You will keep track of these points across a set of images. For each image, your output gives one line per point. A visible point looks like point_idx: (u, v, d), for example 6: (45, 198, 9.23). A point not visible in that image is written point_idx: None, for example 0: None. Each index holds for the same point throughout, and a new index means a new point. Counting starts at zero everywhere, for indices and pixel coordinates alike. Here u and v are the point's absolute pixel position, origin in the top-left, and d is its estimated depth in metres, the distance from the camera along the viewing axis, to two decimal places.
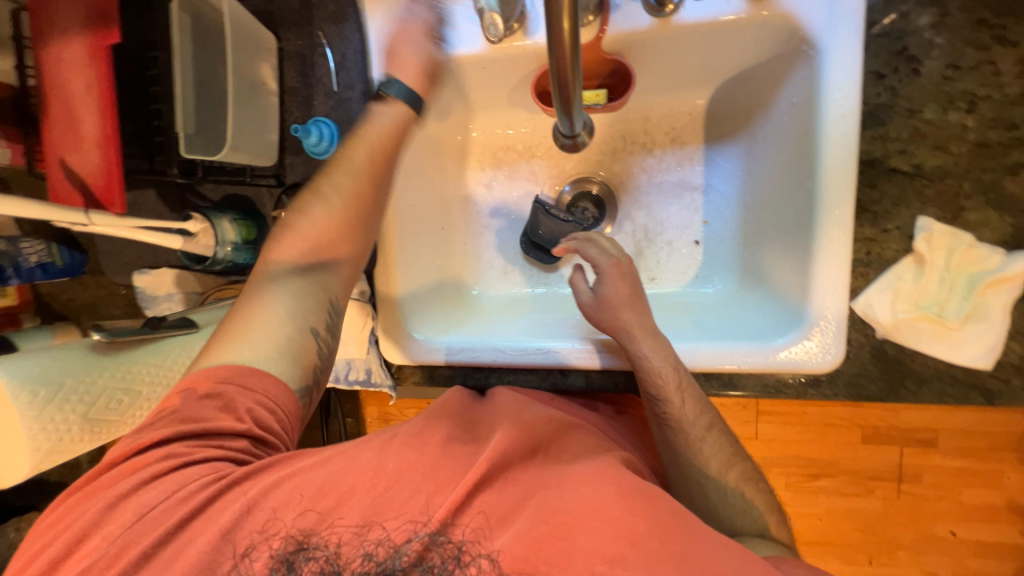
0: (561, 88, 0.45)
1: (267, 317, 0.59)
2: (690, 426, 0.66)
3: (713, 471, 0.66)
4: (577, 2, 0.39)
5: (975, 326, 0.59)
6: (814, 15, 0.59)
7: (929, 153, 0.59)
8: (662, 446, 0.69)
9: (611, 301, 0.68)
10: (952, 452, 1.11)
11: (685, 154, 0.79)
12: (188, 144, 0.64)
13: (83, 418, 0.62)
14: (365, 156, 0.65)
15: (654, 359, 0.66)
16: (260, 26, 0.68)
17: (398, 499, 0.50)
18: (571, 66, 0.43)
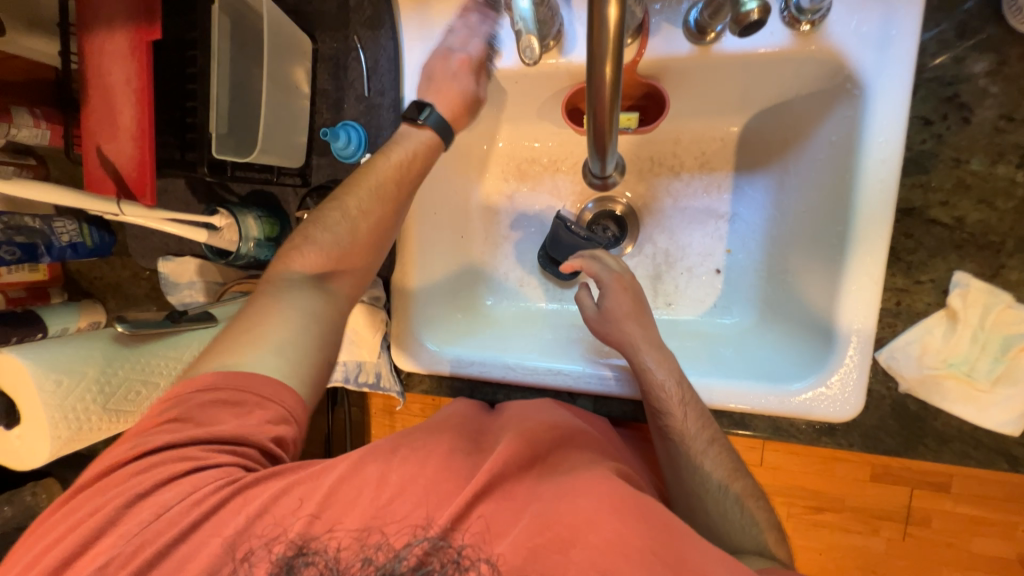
0: (596, 128, 0.45)
1: (282, 323, 0.60)
2: (694, 440, 0.64)
3: (714, 486, 0.64)
4: (623, 42, 0.37)
5: (1006, 389, 0.57)
6: (862, 54, 0.56)
7: (972, 207, 0.56)
8: (665, 460, 0.67)
9: (614, 314, 0.68)
10: (965, 499, 1.07)
11: (713, 180, 0.77)
12: (220, 145, 0.65)
13: (102, 407, 0.63)
14: (390, 172, 0.67)
15: (657, 371, 0.65)
16: (297, 30, 0.69)
17: (404, 507, 0.51)
18: (610, 105, 0.42)
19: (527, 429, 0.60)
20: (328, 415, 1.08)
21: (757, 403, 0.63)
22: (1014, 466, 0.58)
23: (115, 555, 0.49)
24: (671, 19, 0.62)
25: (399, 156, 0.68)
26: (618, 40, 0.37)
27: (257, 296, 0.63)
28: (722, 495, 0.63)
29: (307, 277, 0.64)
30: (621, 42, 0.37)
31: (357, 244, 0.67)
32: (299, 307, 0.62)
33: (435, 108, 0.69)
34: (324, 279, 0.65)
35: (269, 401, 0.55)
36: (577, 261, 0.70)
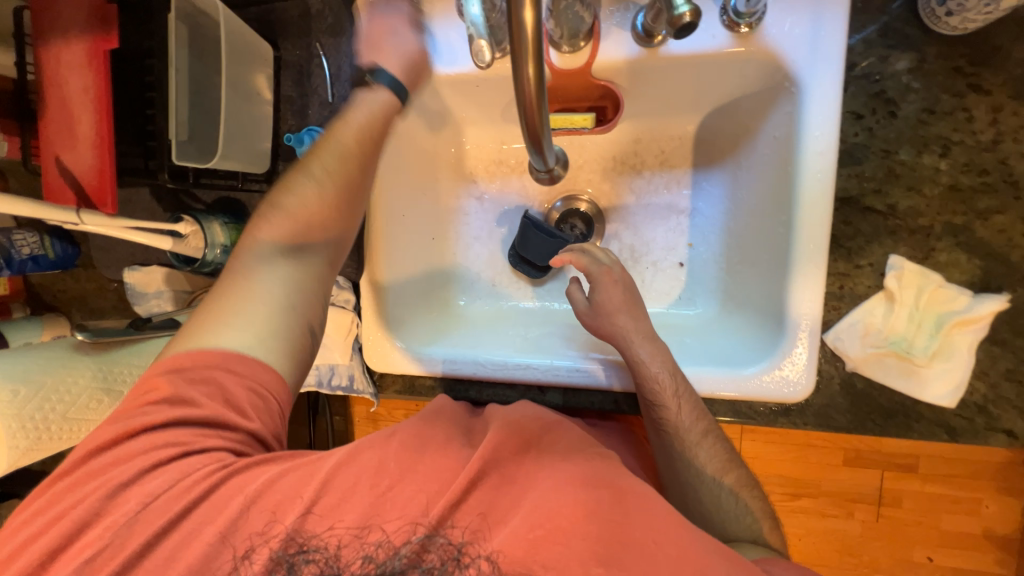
0: (528, 125, 0.46)
1: (255, 298, 0.58)
2: (682, 427, 0.65)
3: (706, 474, 0.66)
4: (539, 42, 0.39)
5: (942, 364, 0.60)
6: (796, 54, 0.60)
7: (903, 194, 0.59)
8: (659, 452, 0.69)
9: (605, 308, 0.69)
10: (930, 478, 1.14)
11: (672, 177, 0.81)
12: (180, 152, 0.65)
13: (62, 416, 0.63)
14: (353, 138, 0.64)
15: (651, 363, 0.66)
16: (258, 37, 0.69)
17: (399, 498, 0.51)
18: (538, 107, 0.44)
19: (515, 418, 0.59)
20: (310, 420, 1.08)
21: (744, 392, 0.65)
22: (953, 437, 0.61)
23: (89, 563, 0.49)
24: (620, 23, 0.65)
25: (358, 118, 0.64)
26: (535, 42, 0.39)
27: (225, 271, 0.60)
28: (707, 480, 0.65)
29: (278, 248, 0.61)
30: (538, 41, 0.39)
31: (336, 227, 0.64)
32: (278, 278, 0.60)
33: (383, 68, 0.66)
34: (300, 250, 0.62)
35: (248, 378, 0.54)
36: (569, 255, 0.70)
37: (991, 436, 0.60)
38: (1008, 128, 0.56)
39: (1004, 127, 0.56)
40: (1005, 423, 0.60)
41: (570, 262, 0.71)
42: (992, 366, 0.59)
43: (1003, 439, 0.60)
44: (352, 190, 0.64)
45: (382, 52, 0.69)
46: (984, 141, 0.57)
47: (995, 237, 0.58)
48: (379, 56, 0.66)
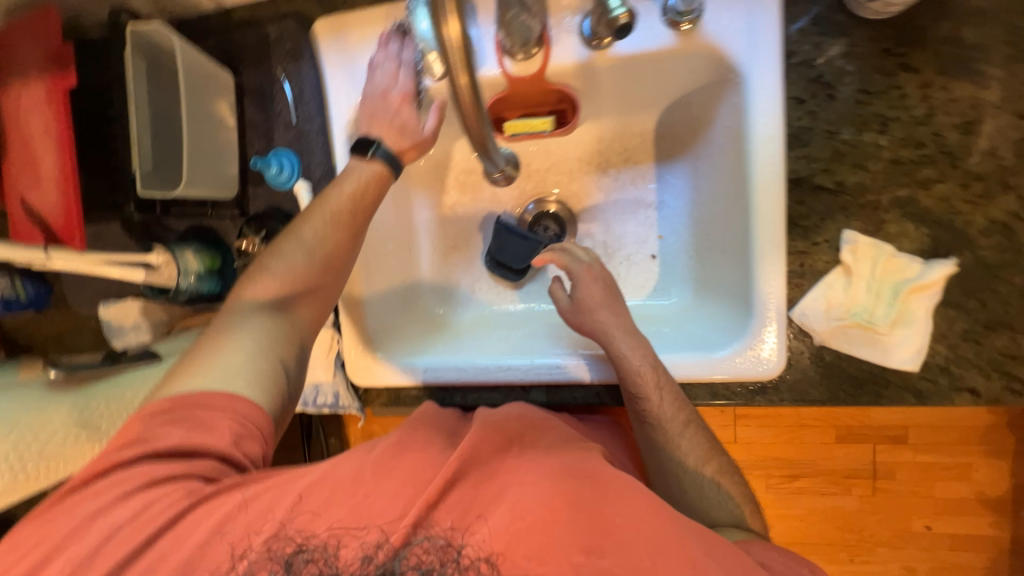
0: (471, 132, 0.46)
1: (236, 349, 0.60)
2: (663, 415, 0.67)
3: (690, 463, 0.67)
4: (470, 56, 0.40)
5: (903, 330, 0.62)
6: (737, 46, 0.63)
7: (850, 171, 0.62)
8: (644, 444, 0.70)
9: (587, 304, 0.70)
10: (921, 447, 1.17)
11: (637, 172, 0.83)
12: (145, 182, 0.66)
13: (37, 454, 0.61)
14: (342, 203, 0.66)
15: (633, 357, 0.67)
16: (218, 66, 0.70)
17: (377, 504, 0.51)
18: (477, 117, 0.44)
19: (496, 420, 0.60)
20: (303, 444, 1.07)
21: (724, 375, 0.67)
22: (921, 400, 0.63)
23: None
24: (568, 27, 0.67)
25: (350, 187, 0.67)
26: (462, 56, 0.40)
27: (213, 323, 0.63)
28: (691, 467, 0.66)
29: (264, 304, 0.63)
30: (469, 55, 0.40)
31: (320, 275, 0.66)
32: (259, 330, 0.62)
33: (381, 142, 0.67)
34: (283, 305, 0.65)
35: (225, 409, 0.55)
36: (549, 254, 0.72)
37: (957, 396, 0.62)
38: (938, 102, 0.59)
39: (934, 101, 0.59)
40: (968, 382, 0.62)
41: (551, 261, 0.73)
42: (949, 328, 0.62)
43: (968, 397, 0.62)
44: (337, 251, 0.67)
45: (342, 72, 0.72)
46: (918, 116, 0.60)
47: (938, 206, 0.60)
48: (375, 130, 0.67)
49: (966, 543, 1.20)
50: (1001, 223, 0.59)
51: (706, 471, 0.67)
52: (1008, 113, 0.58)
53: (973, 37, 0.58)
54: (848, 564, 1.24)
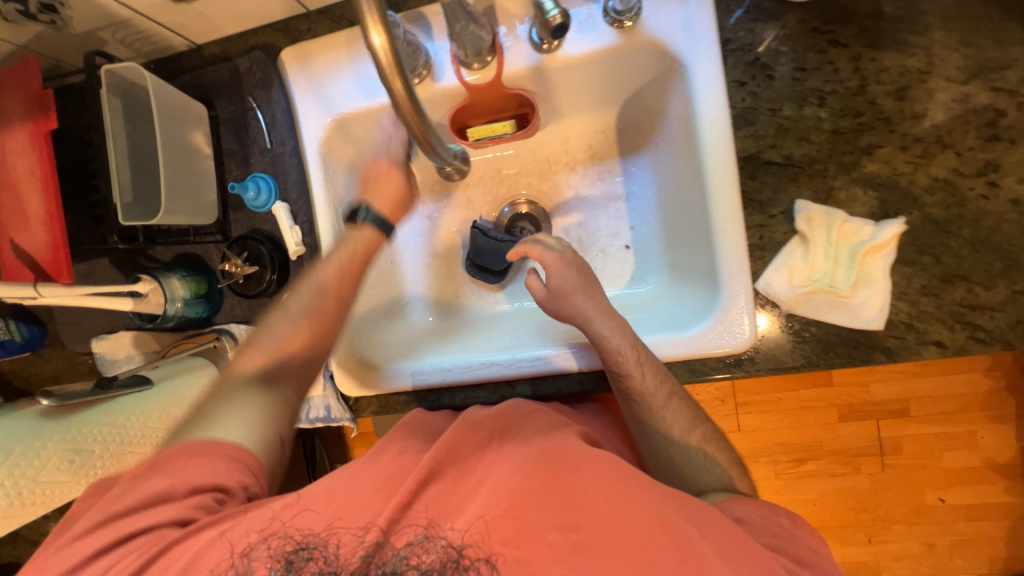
0: (414, 132, 0.48)
1: (230, 427, 0.59)
2: (647, 390, 0.68)
3: (674, 435, 0.69)
4: (401, 62, 0.42)
5: (865, 291, 0.64)
6: (676, 39, 0.67)
7: (795, 144, 0.65)
8: (633, 422, 0.72)
9: (563, 290, 0.72)
10: (924, 419, 1.19)
11: (603, 168, 0.86)
12: (126, 214, 0.69)
13: (31, 479, 0.63)
14: (334, 275, 0.69)
15: (612, 337, 0.69)
16: (192, 99, 0.74)
17: (356, 511, 0.54)
18: (417, 117, 0.46)
19: (474, 421, 0.63)
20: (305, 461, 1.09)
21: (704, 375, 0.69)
22: (892, 357, 0.64)
23: None
24: (518, 36, 0.71)
25: (344, 255, 0.70)
26: (394, 65, 0.42)
27: (205, 398, 0.63)
28: (676, 441, 0.69)
29: (255, 378, 0.64)
30: (399, 61, 0.42)
31: (313, 348, 0.68)
32: (254, 404, 0.62)
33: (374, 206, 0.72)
34: (274, 378, 0.65)
35: (201, 456, 0.57)
36: (523, 246, 0.73)
37: (924, 349, 0.64)
38: (868, 72, 0.63)
39: (866, 72, 0.63)
40: (934, 335, 0.63)
41: (526, 253, 0.75)
42: (908, 285, 0.64)
43: (935, 349, 0.63)
44: (329, 326, 0.69)
45: (311, 96, 0.76)
46: (853, 87, 0.63)
47: (883, 169, 0.63)
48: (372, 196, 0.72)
49: (983, 512, 1.21)
50: (943, 179, 0.62)
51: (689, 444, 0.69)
52: (935, 76, 0.62)
53: (893, 11, 0.62)
54: (868, 545, 1.25)
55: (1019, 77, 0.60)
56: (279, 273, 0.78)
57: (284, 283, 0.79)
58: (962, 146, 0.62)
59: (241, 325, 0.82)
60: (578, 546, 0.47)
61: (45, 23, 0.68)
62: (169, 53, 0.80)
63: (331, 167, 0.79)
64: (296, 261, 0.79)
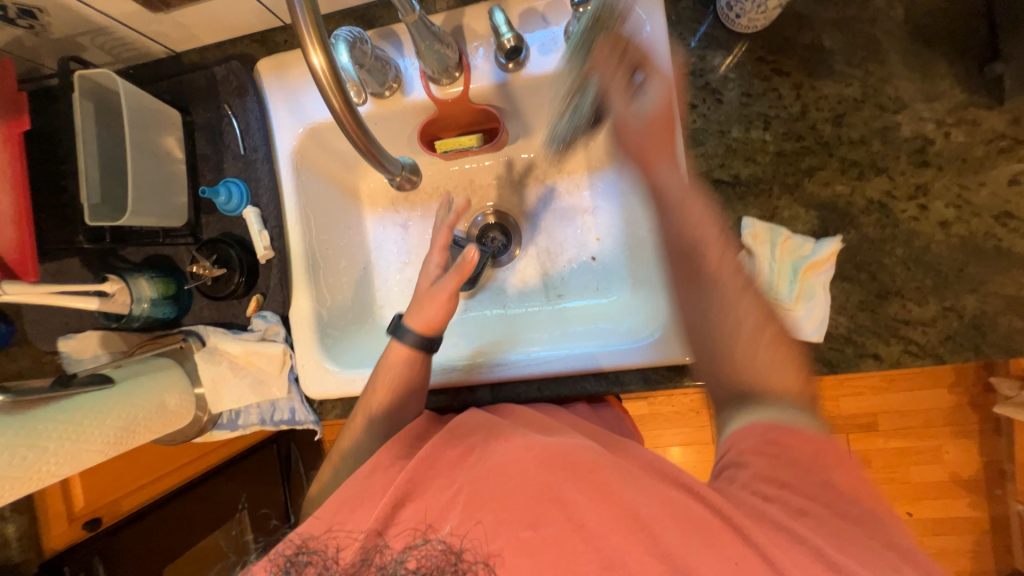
0: (356, 142, 0.51)
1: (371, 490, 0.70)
2: (720, 280, 0.62)
3: (747, 331, 0.60)
4: (339, 78, 0.44)
5: (807, 305, 0.67)
6: None
7: (743, 165, 0.69)
8: (693, 315, 0.64)
9: (653, 116, 0.66)
10: (891, 434, 1.22)
11: (572, 181, 0.90)
12: (92, 213, 0.70)
13: None
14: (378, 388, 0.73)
15: (694, 201, 0.64)
16: (166, 105, 0.76)
17: (354, 518, 0.55)
18: (357, 126, 0.49)
19: (456, 427, 0.63)
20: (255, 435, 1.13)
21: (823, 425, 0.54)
22: (833, 370, 0.67)
23: None
24: (486, 55, 0.75)
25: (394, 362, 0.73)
26: (332, 84, 0.44)
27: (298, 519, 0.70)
28: (750, 336, 0.59)
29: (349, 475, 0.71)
30: (338, 78, 0.44)
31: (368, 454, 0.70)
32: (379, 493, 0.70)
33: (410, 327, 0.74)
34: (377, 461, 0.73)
35: None
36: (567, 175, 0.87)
37: (861, 361, 0.67)
38: (810, 100, 0.67)
39: (807, 99, 0.67)
40: (871, 348, 0.66)
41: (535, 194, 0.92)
42: (846, 300, 0.67)
43: (871, 362, 0.67)
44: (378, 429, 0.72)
45: (285, 105, 0.79)
46: (796, 113, 0.67)
47: (822, 190, 0.67)
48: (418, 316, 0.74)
49: (947, 526, 1.24)
50: (877, 202, 0.66)
51: (771, 355, 0.59)
52: (870, 105, 0.66)
53: (831, 43, 0.67)
54: None
55: (946, 108, 0.64)
56: (247, 276, 0.80)
57: (252, 286, 0.81)
58: (895, 171, 0.66)
59: (209, 326, 0.83)
60: (551, 542, 0.49)
61: (24, 27, 0.69)
62: (149, 59, 0.83)
63: (303, 175, 0.81)
64: (265, 265, 0.82)
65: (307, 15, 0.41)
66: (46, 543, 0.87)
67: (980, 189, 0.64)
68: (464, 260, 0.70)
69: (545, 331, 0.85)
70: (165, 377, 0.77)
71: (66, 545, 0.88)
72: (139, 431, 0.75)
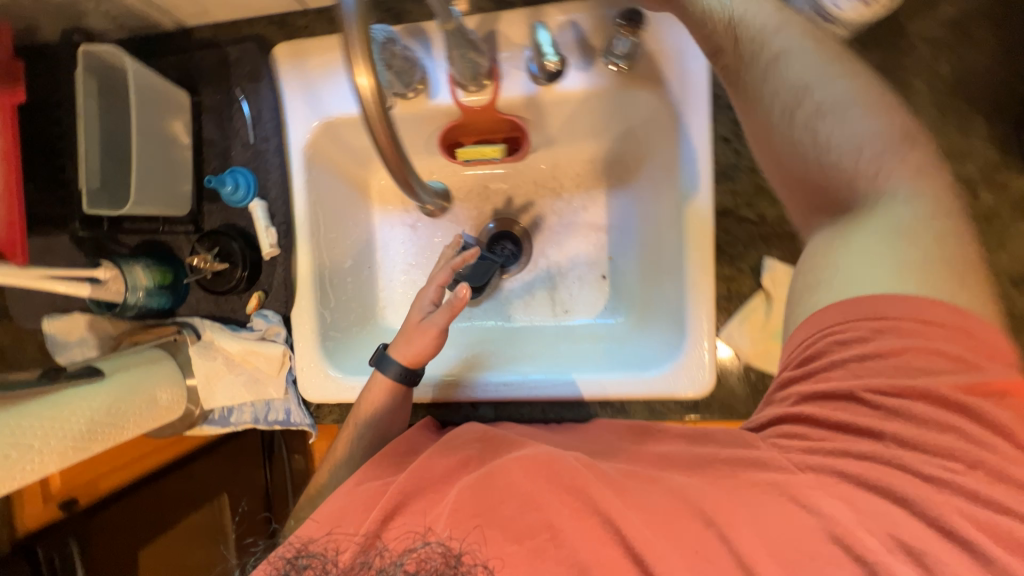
0: (390, 167, 0.47)
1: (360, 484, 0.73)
2: (827, 87, 0.55)
3: (845, 160, 0.54)
4: (383, 98, 0.41)
5: None
6: (669, 89, 0.69)
7: (770, 205, 0.68)
8: (764, 150, 0.59)
9: None
10: None
11: (589, 198, 0.88)
12: (91, 200, 0.66)
13: None
14: (379, 397, 0.73)
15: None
16: (174, 89, 0.72)
17: (350, 520, 0.56)
18: (395, 150, 0.45)
19: (448, 439, 0.64)
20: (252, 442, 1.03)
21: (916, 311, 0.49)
22: None
23: None
24: (518, 64, 0.72)
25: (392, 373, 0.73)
26: (378, 104, 0.41)
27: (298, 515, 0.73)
28: (833, 141, 0.54)
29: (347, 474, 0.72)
30: (382, 99, 0.41)
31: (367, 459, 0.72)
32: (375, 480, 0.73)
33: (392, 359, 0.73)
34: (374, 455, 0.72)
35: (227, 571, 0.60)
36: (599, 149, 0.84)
37: None
38: None
39: None
40: None
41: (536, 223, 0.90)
42: None
43: None
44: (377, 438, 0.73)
45: (301, 96, 0.75)
46: None
47: None
48: (405, 350, 0.73)
49: None
50: None
51: (888, 126, 0.54)
52: None
53: None
54: None
55: (977, 168, 0.64)
56: (250, 271, 0.77)
57: (255, 282, 0.78)
58: None
59: (205, 320, 0.79)
60: (537, 553, 0.49)
61: None
62: (158, 31, 0.77)
63: (315, 170, 0.78)
64: (270, 262, 0.78)
65: (358, 30, 0.39)
66: (19, 525, 0.90)
67: (999, 252, 0.64)
68: (457, 300, 0.70)
69: (550, 348, 0.84)
70: (155, 371, 0.75)
71: (38, 526, 0.89)
72: (127, 427, 0.72)
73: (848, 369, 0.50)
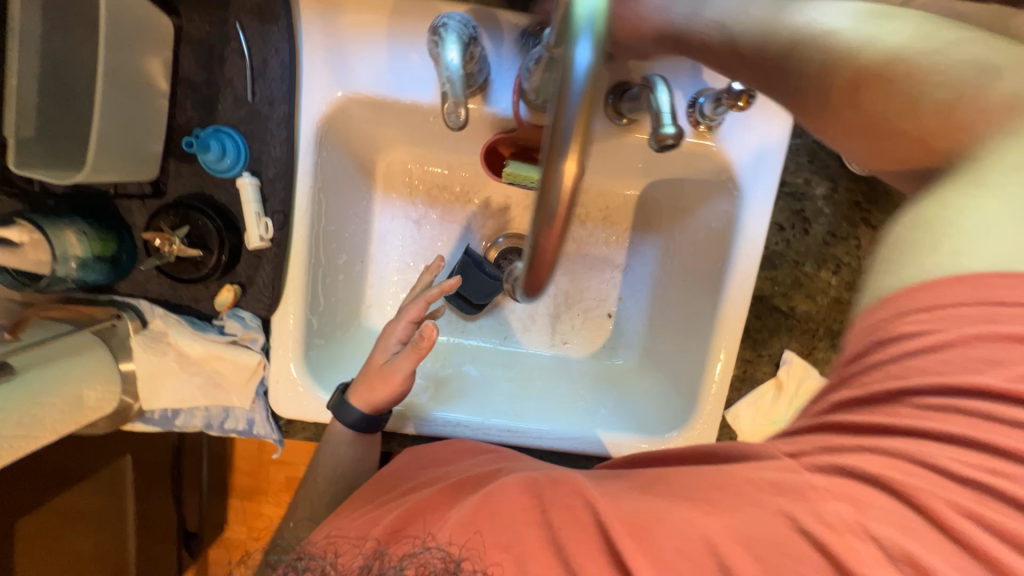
0: (535, 267, 0.36)
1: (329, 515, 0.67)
2: (891, 35, 0.38)
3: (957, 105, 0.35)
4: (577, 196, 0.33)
5: None
6: (744, 163, 0.65)
7: (802, 299, 0.71)
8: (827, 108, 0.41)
9: None
10: None
11: (614, 233, 0.83)
12: (20, 154, 0.51)
13: None
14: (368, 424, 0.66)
15: None
16: (151, 8, 0.55)
17: (358, 524, 0.46)
18: (555, 253, 0.35)
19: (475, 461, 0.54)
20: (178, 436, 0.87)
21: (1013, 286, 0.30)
22: None
23: None
24: None
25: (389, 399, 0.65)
26: (570, 204, 0.33)
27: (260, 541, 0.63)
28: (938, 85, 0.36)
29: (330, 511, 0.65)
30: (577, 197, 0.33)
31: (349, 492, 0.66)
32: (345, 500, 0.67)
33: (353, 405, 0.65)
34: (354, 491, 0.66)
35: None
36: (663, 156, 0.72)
37: None
38: None
39: None
40: None
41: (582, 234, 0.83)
42: None
43: None
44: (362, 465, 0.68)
45: (325, 57, 0.60)
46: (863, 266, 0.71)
47: None
48: (370, 397, 0.65)
49: None
50: None
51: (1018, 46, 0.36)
52: None
53: None
54: None
55: None
56: (230, 258, 0.63)
57: (229, 273, 0.64)
58: None
59: (155, 305, 0.64)
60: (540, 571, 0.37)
61: None
62: None
63: (326, 149, 0.63)
64: (254, 253, 0.64)
65: (580, 118, 0.32)
66: None
67: None
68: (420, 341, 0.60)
69: (548, 384, 0.80)
70: (82, 368, 0.61)
71: None
72: (43, 435, 0.59)
73: (886, 370, 0.32)
